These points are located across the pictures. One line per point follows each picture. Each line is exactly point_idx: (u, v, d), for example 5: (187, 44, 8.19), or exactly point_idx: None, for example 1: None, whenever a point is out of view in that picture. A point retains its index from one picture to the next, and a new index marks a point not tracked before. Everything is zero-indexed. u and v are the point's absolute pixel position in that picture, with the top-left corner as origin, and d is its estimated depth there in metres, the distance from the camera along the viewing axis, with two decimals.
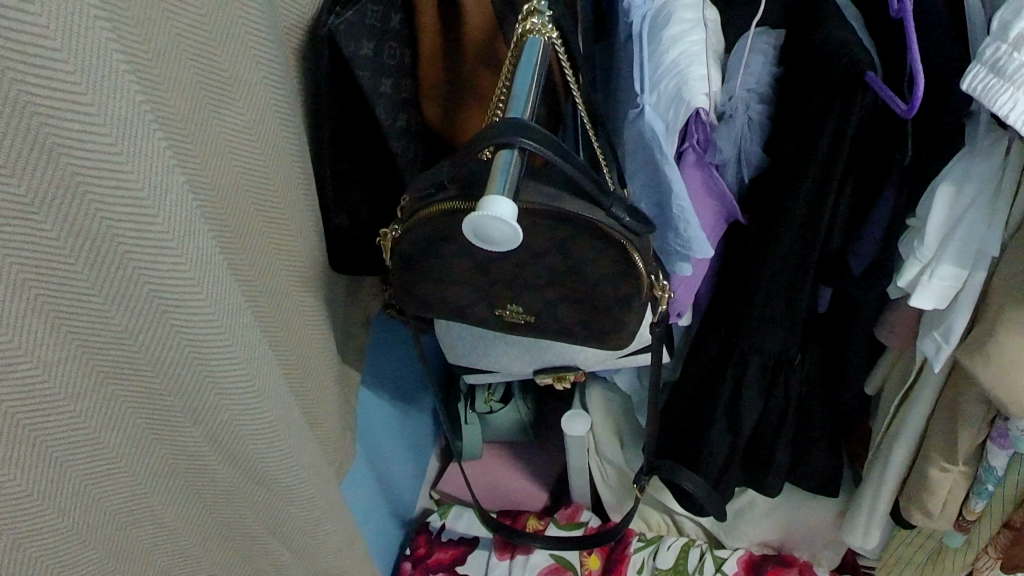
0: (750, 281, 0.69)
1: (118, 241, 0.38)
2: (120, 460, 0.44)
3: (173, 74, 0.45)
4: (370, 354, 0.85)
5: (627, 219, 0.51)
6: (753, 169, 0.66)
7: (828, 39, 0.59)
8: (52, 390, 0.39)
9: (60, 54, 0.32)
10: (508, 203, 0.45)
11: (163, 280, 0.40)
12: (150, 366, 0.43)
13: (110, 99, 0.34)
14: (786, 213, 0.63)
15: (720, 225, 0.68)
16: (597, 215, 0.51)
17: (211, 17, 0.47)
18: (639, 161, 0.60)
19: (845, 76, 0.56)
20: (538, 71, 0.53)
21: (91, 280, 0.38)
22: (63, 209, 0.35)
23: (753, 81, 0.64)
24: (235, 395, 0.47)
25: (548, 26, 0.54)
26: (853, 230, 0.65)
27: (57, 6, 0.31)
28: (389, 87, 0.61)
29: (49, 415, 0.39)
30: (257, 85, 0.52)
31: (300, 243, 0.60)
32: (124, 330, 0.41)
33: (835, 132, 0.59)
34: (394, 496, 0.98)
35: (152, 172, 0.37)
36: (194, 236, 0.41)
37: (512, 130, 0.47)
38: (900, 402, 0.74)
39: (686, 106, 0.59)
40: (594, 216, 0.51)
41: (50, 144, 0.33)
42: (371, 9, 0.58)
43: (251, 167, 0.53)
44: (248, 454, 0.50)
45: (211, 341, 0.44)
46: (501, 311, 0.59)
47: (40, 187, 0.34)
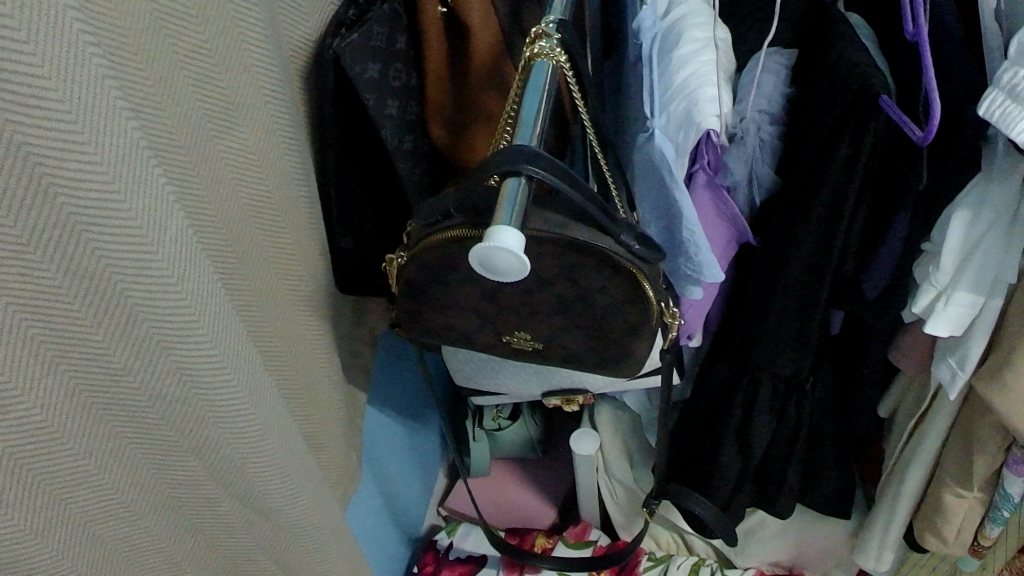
0: (761, 304, 0.68)
1: (117, 280, 0.37)
2: (121, 496, 0.44)
3: (173, 101, 0.44)
4: (377, 374, 0.84)
5: (636, 247, 0.50)
6: (765, 192, 0.66)
7: (841, 60, 0.58)
8: (50, 427, 0.38)
9: (56, 92, 0.31)
10: (514, 234, 0.44)
11: (164, 319, 0.39)
12: (151, 402, 0.42)
13: (107, 136, 0.33)
14: (798, 236, 0.62)
15: (730, 247, 0.67)
16: (605, 242, 0.50)
17: (212, 42, 0.47)
18: (649, 186, 0.59)
19: (859, 99, 0.55)
20: (546, 95, 0.52)
21: (90, 318, 0.38)
22: (59, 248, 0.35)
23: (765, 102, 0.64)
24: (237, 430, 0.46)
25: (557, 50, 0.53)
26: (865, 257, 0.64)
27: (54, 43, 0.30)
28: (395, 109, 0.60)
29: (48, 453, 0.38)
30: (258, 108, 0.52)
31: (304, 267, 0.59)
32: (123, 366, 0.40)
33: (849, 154, 0.58)
34: (400, 513, 0.97)
35: (151, 210, 0.36)
36: (196, 273, 0.40)
37: (519, 157, 0.46)
38: (914, 427, 0.73)
39: (697, 128, 0.58)
40: (602, 244, 0.50)
41: (46, 184, 0.33)
42: (377, 31, 0.57)
43: (254, 192, 0.52)
44: (251, 487, 0.49)
45: (215, 378, 0.43)
46: (508, 339, 0.58)
47: (35, 225, 0.33)
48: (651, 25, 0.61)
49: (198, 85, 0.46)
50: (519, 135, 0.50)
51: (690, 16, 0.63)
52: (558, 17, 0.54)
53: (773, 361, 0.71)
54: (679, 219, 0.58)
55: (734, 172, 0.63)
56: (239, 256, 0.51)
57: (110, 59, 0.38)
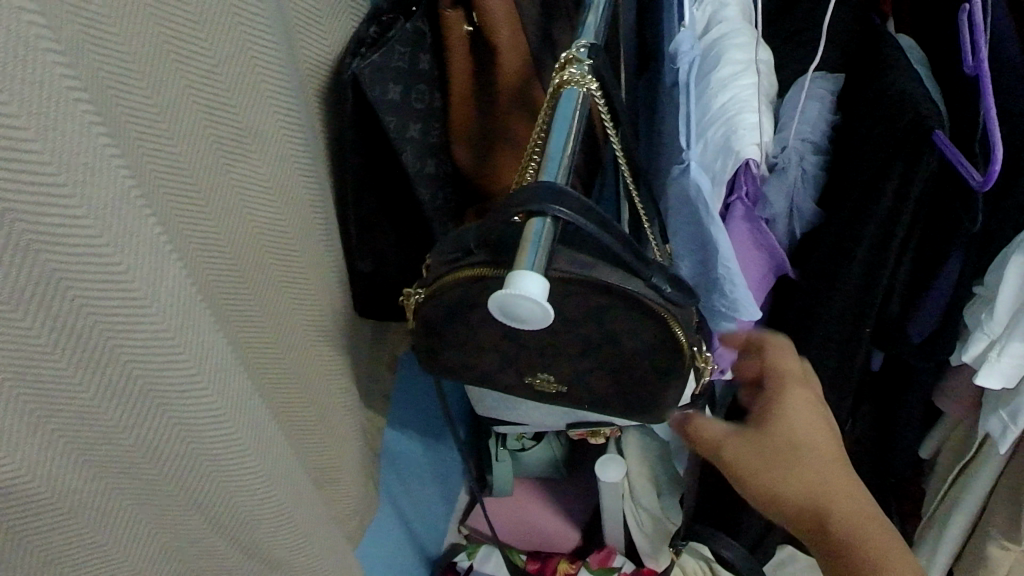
0: (801, 340, 0.65)
1: (108, 338, 0.34)
2: (111, 551, 0.41)
3: (175, 130, 0.42)
4: (396, 394, 0.82)
5: (669, 291, 0.47)
6: (806, 224, 0.62)
7: (891, 88, 0.55)
8: (37, 489, 0.35)
9: (35, 141, 0.28)
10: (538, 281, 0.41)
11: (159, 376, 0.37)
12: (147, 459, 0.40)
13: (95, 185, 0.31)
14: (840, 275, 0.59)
15: (768, 279, 0.63)
16: (637, 285, 0.47)
17: (221, 66, 0.44)
18: (683, 219, 0.56)
19: (911, 132, 0.52)
20: (575, 125, 0.48)
21: (82, 378, 0.35)
22: (47, 308, 0.32)
23: (809, 129, 0.60)
24: (243, 485, 0.44)
25: (588, 77, 0.49)
26: (912, 300, 0.61)
27: (30, 90, 0.28)
28: (417, 131, 0.57)
29: (31, 514, 0.36)
30: (272, 135, 0.49)
31: (318, 295, 0.57)
32: (116, 423, 0.37)
33: (897, 191, 0.54)
34: (419, 532, 0.95)
35: (146, 261, 0.34)
36: (195, 324, 0.38)
37: (546, 198, 0.43)
38: (959, 473, 0.69)
39: (735, 157, 0.54)
40: (634, 288, 0.47)
41: (27, 241, 0.30)
42: (400, 51, 0.54)
43: (266, 221, 0.50)
44: (256, 538, 0.47)
45: (217, 432, 0.41)
46: (531, 380, 0.56)
47: (21, 288, 0.31)
48: (689, 47, 0.56)
49: (207, 112, 0.44)
50: (545, 170, 0.47)
51: (731, 35, 0.59)
52: (589, 42, 0.51)
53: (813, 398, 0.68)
54: (714, 255, 0.54)
55: (773, 203, 0.59)
56: (246, 291, 0.49)
57: (94, 101, 0.35)
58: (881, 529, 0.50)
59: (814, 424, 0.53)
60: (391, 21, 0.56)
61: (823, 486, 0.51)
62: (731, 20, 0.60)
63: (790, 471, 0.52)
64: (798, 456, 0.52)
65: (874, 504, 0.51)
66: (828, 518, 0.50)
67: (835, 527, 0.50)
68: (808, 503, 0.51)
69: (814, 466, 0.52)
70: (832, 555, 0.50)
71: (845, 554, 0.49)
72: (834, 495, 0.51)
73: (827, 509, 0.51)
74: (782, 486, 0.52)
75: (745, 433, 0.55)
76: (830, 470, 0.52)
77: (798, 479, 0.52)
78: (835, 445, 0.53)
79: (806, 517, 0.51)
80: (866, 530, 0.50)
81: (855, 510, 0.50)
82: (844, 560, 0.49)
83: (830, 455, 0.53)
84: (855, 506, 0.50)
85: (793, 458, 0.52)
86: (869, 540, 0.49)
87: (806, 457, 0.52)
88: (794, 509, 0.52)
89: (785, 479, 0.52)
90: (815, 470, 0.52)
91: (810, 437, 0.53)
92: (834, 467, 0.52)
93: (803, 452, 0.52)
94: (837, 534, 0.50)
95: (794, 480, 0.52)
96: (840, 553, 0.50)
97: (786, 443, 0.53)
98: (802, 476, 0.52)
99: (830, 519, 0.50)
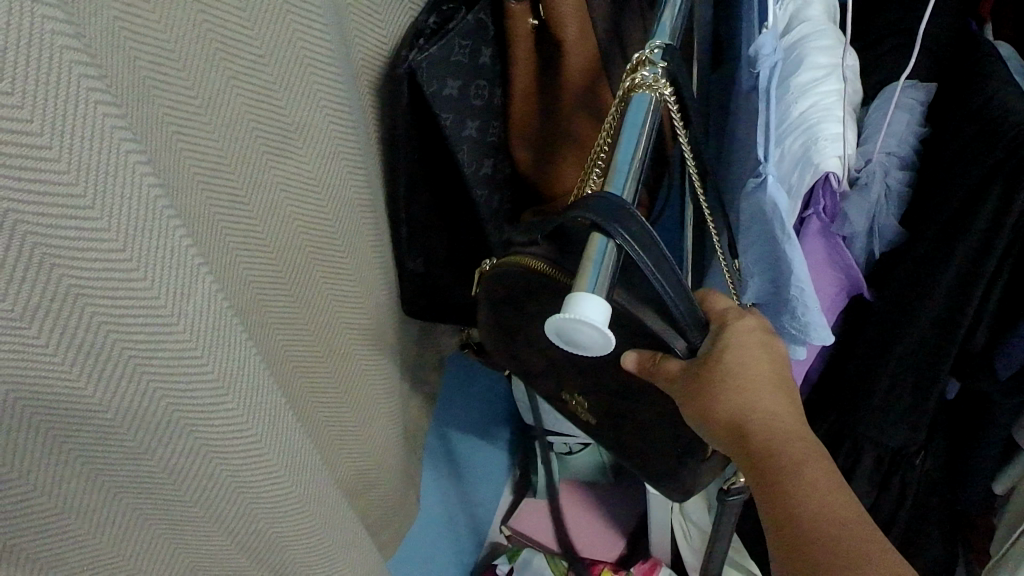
0: (876, 362, 0.61)
1: (132, 359, 0.32)
2: (122, 560, 0.39)
3: (212, 125, 0.39)
4: (442, 392, 0.79)
5: (699, 349, 0.47)
6: (887, 243, 0.59)
7: (992, 102, 0.51)
8: (32, 493, 0.33)
9: (49, 147, 0.26)
10: (600, 307, 0.37)
11: (188, 400, 0.34)
12: (173, 482, 0.37)
13: (115, 193, 0.28)
14: (923, 299, 0.56)
15: (841, 299, 0.60)
16: (674, 342, 0.46)
17: (270, 58, 0.41)
18: (753, 235, 0.52)
19: (1012, 151, 0.48)
20: (645, 133, 0.45)
21: (108, 405, 0.32)
22: (68, 331, 0.29)
23: (895, 142, 0.57)
24: (272, 505, 0.41)
25: (661, 81, 0.46)
26: (999, 333, 0.57)
27: (45, 91, 0.25)
28: (475, 129, 0.54)
29: (28, 517, 0.33)
30: (322, 133, 0.46)
31: (362, 295, 0.54)
32: (142, 447, 0.35)
33: (992, 218, 0.51)
34: (459, 530, 0.92)
35: (171, 276, 0.31)
36: (225, 341, 0.35)
37: (609, 214, 0.39)
38: None
39: (814, 169, 0.51)
40: (671, 343, 0.46)
41: (41, 255, 0.27)
42: (461, 43, 0.51)
43: (310, 219, 0.47)
44: (286, 555, 0.45)
45: (248, 456, 0.38)
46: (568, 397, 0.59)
47: (39, 310, 0.28)
48: (771, 51, 0.52)
49: (252, 108, 0.41)
50: (612, 183, 0.43)
51: (812, 37, 0.56)
52: (664, 43, 0.47)
53: (881, 425, 0.65)
54: (788, 276, 0.51)
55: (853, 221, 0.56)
56: (284, 293, 0.47)
57: (122, 102, 0.32)
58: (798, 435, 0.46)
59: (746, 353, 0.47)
60: (451, 12, 0.52)
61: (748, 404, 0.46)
62: (813, 20, 0.57)
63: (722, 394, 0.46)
64: (727, 385, 0.46)
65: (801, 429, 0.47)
66: (751, 441, 0.46)
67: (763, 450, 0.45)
68: (733, 424, 0.46)
69: (745, 387, 0.46)
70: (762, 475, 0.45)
71: (768, 470, 0.45)
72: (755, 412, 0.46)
73: (752, 432, 0.46)
74: (709, 410, 0.46)
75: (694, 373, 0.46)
76: (763, 403, 0.47)
77: (728, 398, 0.46)
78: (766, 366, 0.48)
79: (733, 441, 0.46)
80: (799, 456, 0.45)
81: (776, 429, 0.46)
82: (771, 475, 0.44)
83: (763, 386, 0.47)
84: (783, 431, 0.46)
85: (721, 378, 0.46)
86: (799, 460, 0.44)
87: (730, 387, 0.46)
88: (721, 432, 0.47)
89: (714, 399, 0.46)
90: (744, 397, 0.46)
91: (741, 365, 0.47)
92: (766, 399, 0.47)
93: (731, 379, 0.46)
94: (764, 456, 0.45)
95: (719, 402, 0.46)
96: (769, 473, 0.44)
97: (718, 373, 0.46)
98: (731, 395, 0.46)
99: (750, 438, 0.46)
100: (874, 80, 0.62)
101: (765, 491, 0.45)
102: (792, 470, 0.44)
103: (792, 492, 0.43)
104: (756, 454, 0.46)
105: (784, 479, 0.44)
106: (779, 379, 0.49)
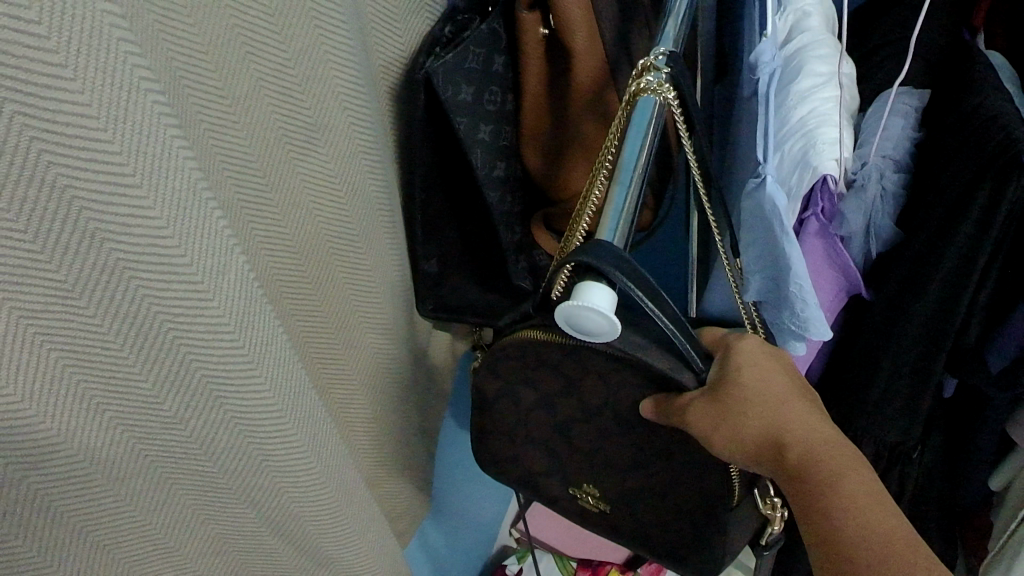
0: (871, 359, 0.64)
1: (169, 329, 0.35)
2: (156, 528, 0.42)
3: (241, 120, 0.41)
4: (455, 391, 0.82)
5: (707, 378, 0.50)
6: (883, 243, 0.61)
7: (983, 107, 0.54)
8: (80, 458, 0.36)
9: (104, 132, 0.28)
10: (606, 297, 0.40)
11: (217, 369, 0.37)
12: (201, 448, 0.40)
13: (164, 179, 0.31)
14: (919, 295, 0.58)
15: (840, 299, 0.62)
16: (682, 378, 0.49)
17: (296, 62, 0.43)
18: (755, 236, 0.54)
19: (999, 155, 0.51)
20: (649, 138, 0.48)
21: (140, 367, 0.35)
22: (107, 297, 0.32)
23: (891, 146, 0.59)
24: (294, 478, 0.44)
25: (665, 85, 0.48)
26: (992, 327, 0.59)
27: (99, 79, 0.27)
28: (488, 133, 0.57)
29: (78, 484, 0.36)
30: (343, 135, 0.49)
31: (380, 289, 0.57)
32: (174, 413, 0.38)
33: (981, 218, 0.53)
34: (469, 526, 0.96)
35: (210, 256, 0.34)
36: (255, 317, 0.38)
37: (607, 263, 0.40)
38: None
39: (812, 171, 0.53)
40: (680, 379, 0.49)
41: (92, 229, 0.30)
42: (475, 51, 0.53)
43: (332, 214, 0.50)
44: (305, 528, 0.48)
45: (270, 426, 0.41)
46: (576, 490, 0.69)
47: (84, 274, 0.31)
48: (771, 58, 0.54)
49: (279, 108, 0.44)
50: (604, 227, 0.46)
51: (811, 46, 0.58)
52: (668, 49, 0.49)
53: (879, 421, 0.67)
54: (786, 275, 0.53)
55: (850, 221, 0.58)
56: (302, 283, 0.49)
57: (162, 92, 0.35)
58: (831, 437, 0.51)
59: (763, 372, 0.50)
60: (466, 21, 0.55)
61: (775, 414, 0.51)
62: (813, 30, 0.59)
63: (749, 417, 0.50)
64: (748, 407, 0.50)
65: (832, 430, 0.51)
66: (786, 448, 0.50)
67: (800, 458, 0.49)
68: (765, 435, 0.51)
69: (768, 405, 0.51)
70: (800, 489, 0.49)
71: (805, 483, 0.49)
72: (788, 421, 0.51)
73: (784, 447, 0.50)
74: (742, 434, 0.51)
75: (714, 401, 0.49)
76: (793, 410, 0.51)
77: (753, 416, 0.50)
78: (784, 375, 0.52)
79: (766, 449, 0.51)
80: (837, 467, 0.49)
81: (811, 437, 0.50)
82: (806, 485, 0.49)
83: (785, 399, 0.51)
84: (821, 437, 0.50)
85: (741, 404, 0.50)
86: (837, 472, 0.48)
87: (752, 407, 0.50)
88: (757, 455, 0.51)
89: (739, 421, 0.50)
90: (773, 409, 0.51)
91: (760, 386, 0.50)
92: (794, 407, 0.52)
93: (751, 400, 0.50)
94: (801, 470, 0.49)
95: (745, 421, 0.50)
96: (801, 484, 0.49)
97: (739, 396, 0.50)
98: (758, 413, 0.50)
99: (784, 444, 0.50)
100: (871, 86, 0.65)
101: (801, 495, 0.49)
102: (834, 481, 0.48)
103: (829, 501, 0.48)
104: (792, 460, 0.50)
105: (825, 492, 0.48)
106: (780, 375, 0.52)
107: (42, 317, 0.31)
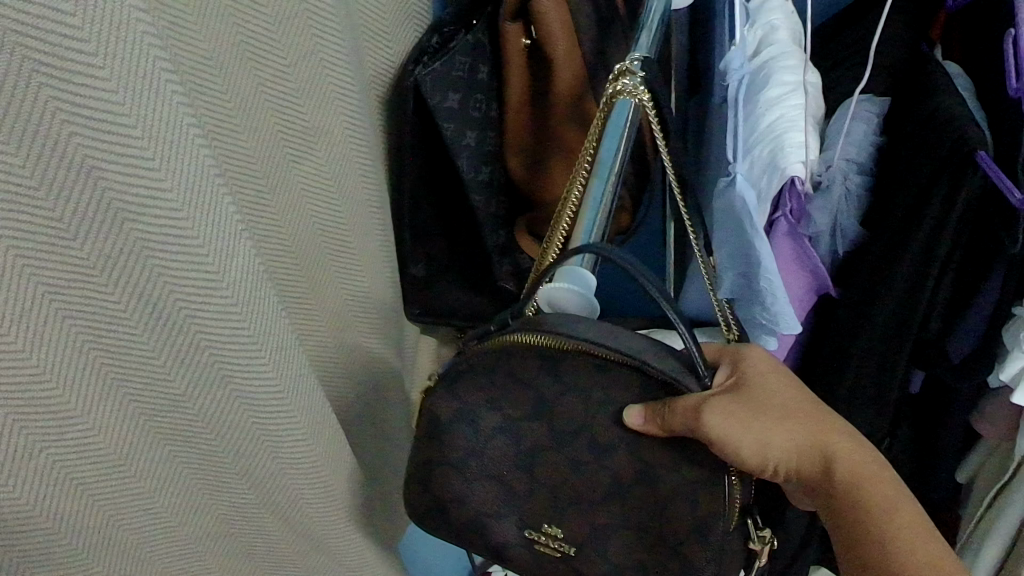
0: (842, 350, 0.67)
1: (179, 306, 0.37)
2: (164, 506, 0.44)
3: (242, 118, 0.44)
4: None
5: (709, 384, 0.48)
6: (849, 244, 0.65)
7: (938, 111, 0.58)
8: (97, 433, 0.38)
9: (132, 123, 0.31)
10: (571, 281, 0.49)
11: (221, 344, 0.40)
12: (201, 419, 0.43)
13: (183, 169, 0.33)
14: (882, 289, 0.61)
15: (809, 297, 0.65)
16: (688, 382, 0.47)
17: (296, 68, 0.46)
18: (727, 232, 0.57)
19: (955, 154, 0.54)
20: (626, 136, 0.51)
21: (148, 340, 0.38)
22: (123, 271, 0.35)
23: (854, 150, 0.63)
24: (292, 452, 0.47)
25: (640, 87, 0.49)
26: (955, 318, 0.62)
27: (131, 73, 0.30)
28: (473, 139, 0.60)
29: (94, 459, 0.39)
30: (341, 138, 0.51)
31: (371, 286, 0.60)
32: (178, 385, 0.40)
33: (939, 213, 0.56)
34: None
35: (222, 244, 0.37)
36: (260, 300, 0.40)
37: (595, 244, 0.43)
38: (997, 491, 0.72)
39: (780, 174, 0.56)
40: (686, 382, 0.47)
41: (112, 207, 0.33)
42: (461, 60, 0.56)
43: (328, 211, 0.52)
44: (301, 507, 0.51)
45: (271, 405, 0.43)
46: (534, 537, 0.56)
47: (101, 249, 0.34)
48: (740, 66, 0.58)
49: (277, 110, 0.46)
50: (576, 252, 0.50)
51: (779, 57, 0.61)
52: (642, 54, 0.51)
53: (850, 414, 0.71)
54: (756, 268, 0.56)
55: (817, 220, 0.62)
56: (297, 275, 0.52)
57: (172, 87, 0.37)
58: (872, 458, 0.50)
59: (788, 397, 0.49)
60: (452, 33, 0.57)
61: (810, 432, 0.49)
62: (779, 43, 0.62)
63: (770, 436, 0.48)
64: (780, 426, 0.49)
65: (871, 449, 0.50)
66: (830, 471, 0.49)
67: (847, 489, 0.49)
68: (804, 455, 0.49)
69: (801, 421, 0.50)
70: (852, 521, 0.49)
71: (858, 519, 0.49)
72: (826, 440, 0.49)
73: (827, 468, 0.49)
74: (768, 445, 0.48)
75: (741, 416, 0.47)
76: (828, 426, 0.50)
77: (786, 435, 0.49)
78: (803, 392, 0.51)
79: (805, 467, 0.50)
80: (887, 502, 0.48)
81: (856, 463, 0.49)
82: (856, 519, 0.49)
83: (812, 412, 0.50)
84: (866, 460, 0.49)
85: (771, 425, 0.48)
86: (889, 509, 0.48)
87: (782, 426, 0.49)
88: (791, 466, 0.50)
89: (769, 440, 0.48)
90: (807, 428, 0.50)
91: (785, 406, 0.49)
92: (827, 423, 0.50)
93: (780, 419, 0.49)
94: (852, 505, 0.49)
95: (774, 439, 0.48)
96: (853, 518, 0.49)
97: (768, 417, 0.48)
98: (794, 433, 0.49)
99: (828, 467, 0.49)
100: (836, 95, 0.68)
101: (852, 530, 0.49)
102: (884, 520, 0.48)
103: (881, 542, 0.48)
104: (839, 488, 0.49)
105: (879, 534, 0.48)
106: None
107: (62, 290, 0.33)
